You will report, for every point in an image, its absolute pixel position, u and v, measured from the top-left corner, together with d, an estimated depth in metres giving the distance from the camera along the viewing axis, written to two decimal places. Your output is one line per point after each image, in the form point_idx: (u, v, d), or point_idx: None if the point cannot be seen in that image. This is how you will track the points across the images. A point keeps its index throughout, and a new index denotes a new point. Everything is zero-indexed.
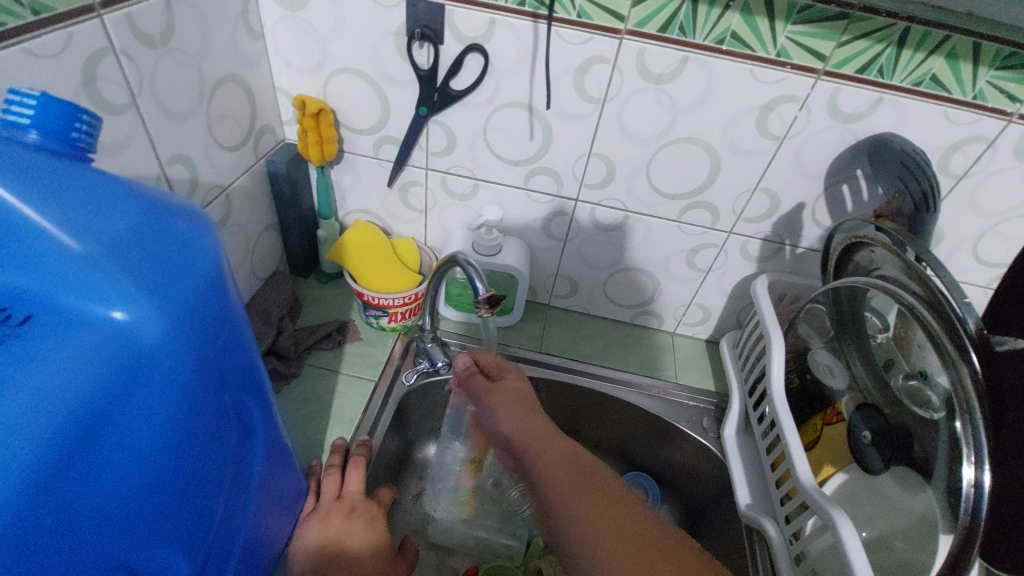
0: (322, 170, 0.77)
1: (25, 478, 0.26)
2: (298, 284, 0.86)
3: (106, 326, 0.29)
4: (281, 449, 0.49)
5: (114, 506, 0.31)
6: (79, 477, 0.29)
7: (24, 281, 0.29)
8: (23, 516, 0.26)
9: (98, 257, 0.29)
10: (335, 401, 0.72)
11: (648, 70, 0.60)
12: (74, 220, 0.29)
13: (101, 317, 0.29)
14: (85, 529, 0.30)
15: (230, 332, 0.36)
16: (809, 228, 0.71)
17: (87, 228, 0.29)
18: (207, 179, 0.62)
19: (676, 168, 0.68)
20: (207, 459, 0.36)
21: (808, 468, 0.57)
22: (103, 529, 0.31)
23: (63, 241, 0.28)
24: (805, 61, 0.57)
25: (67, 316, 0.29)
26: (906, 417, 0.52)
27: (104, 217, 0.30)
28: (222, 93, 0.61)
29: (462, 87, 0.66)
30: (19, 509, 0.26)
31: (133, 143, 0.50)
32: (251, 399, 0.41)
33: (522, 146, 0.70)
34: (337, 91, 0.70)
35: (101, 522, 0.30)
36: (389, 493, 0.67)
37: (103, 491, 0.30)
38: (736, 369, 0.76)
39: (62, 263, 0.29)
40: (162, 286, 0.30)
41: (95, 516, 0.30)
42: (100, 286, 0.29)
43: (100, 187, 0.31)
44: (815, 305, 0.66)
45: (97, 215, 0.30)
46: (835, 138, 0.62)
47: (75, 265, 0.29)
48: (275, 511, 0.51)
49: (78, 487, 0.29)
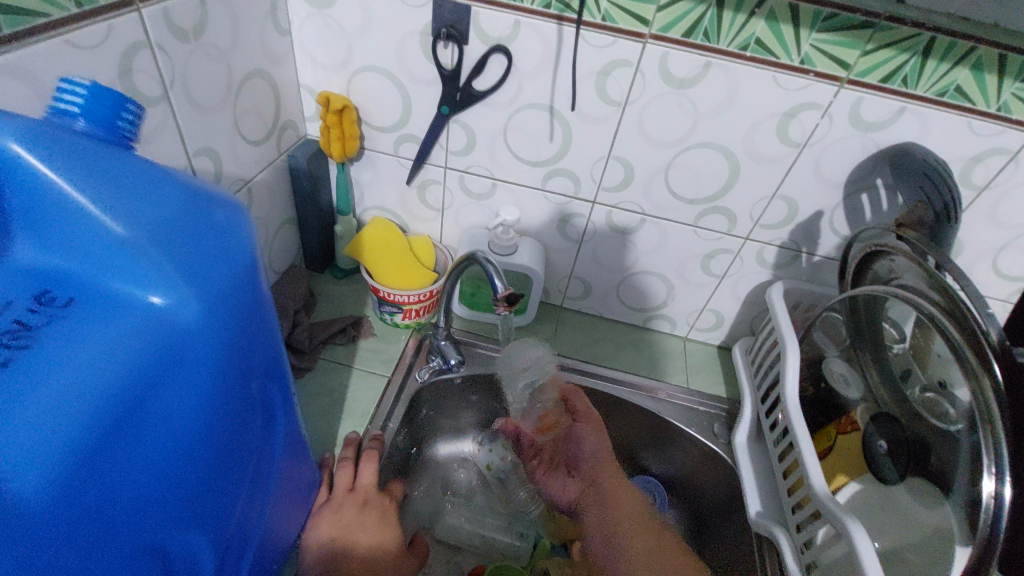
0: (343, 166, 0.78)
1: (68, 454, 0.27)
2: (314, 278, 0.87)
3: (146, 309, 0.30)
4: (299, 439, 0.50)
5: (148, 485, 0.32)
6: (117, 456, 0.29)
7: (72, 262, 0.30)
8: (66, 490, 0.27)
9: (140, 240, 0.30)
10: (348, 395, 0.72)
11: (671, 74, 0.61)
12: (116, 204, 0.30)
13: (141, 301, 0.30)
14: (119, 508, 0.30)
15: (260, 321, 0.36)
16: (827, 236, 0.70)
17: (130, 213, 0.30)
18: (231, 172, 0.63)
19: (696, 173, 0.68)
20: (233, 443, 0.37)
21: (821, 477, 0.57)
22: (137, 508, 0.31)
23: (107, 225, 0.29)
24: (830, 69, 0.57)
25: (108, 298, 0.30)
26: (924, 430, 0.53)
27: (145, 203, 0.30)
28: (248, 88, 0.62)
29: (484, 87, 0.67)
30: (63, 484, 0.27)
31: (164, 134, 0.51)
32: (275, 387, 0.42)
33: (541, 147, 0.70)
34: (361, 88, 0.71)
35: (136, 501, 0.31)
36: (399, 489, 0.67)
37: (137, 471, 0.31)
38: (748, 375, 0.77)
39: (108, 247, 0.30)
40: (199, 271, 0.31)
41: (129, 495, 0.31)
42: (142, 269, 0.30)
43: (142, 173, 0.31)
44: (830, 313, 0.66)
45: (138, 200, 0.30)
46: (856, 146, 0.62)
47: (117, 248, 0.29)
48: (290, 501, 0.52)
49: (116, 465, 0.30)
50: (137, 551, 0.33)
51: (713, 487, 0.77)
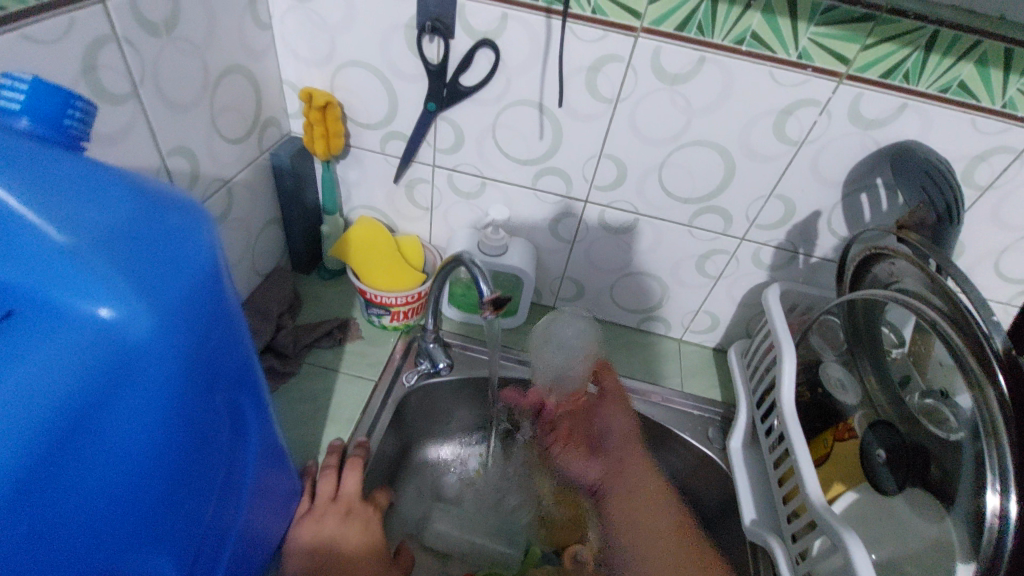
0: (328, 164, 0.75)
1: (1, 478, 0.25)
2: (300, 279, 0.85)
3: (90, 323, 0.28)
4: (276, 448, 0.48)
5: (95, 505, 0.30)
6: (59, 477, 0.28)
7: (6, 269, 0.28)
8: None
9: (84, 249, 0.27)
10: (333, 401, 0.70)
11: (664, 69, 0.58)
12: (58, 208, 0.27)
13: (85, 313, 0.27)
14: (62, 530, 0.29)
15: (224, 330, 0.34)
16: (825, 237, 0.68)
17: (72, 219, 0.27)
18: (209, 171, 0.60)
19: (690, 172, 0.66)
20: (196, 459, 0.35)
21: (817, 485, 0.56)
22: (82, 528, 0.30)
23: (45, 231, 0.27)
24: (828, 64, 0.55)
25: (49, 309, 0.28)
26: (924, 438, 0.51)
27: (90, 207, 0.28)
28: (226, 84, 0.60)
29: (472, 83, 0.65)
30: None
31: (134, 133, 0.49)
32: (246, 398, 0.40)
33: (531, 145, 0.68)
34: (345, 84, 0.68)
35: (81, 521, 0.30)
36: (386, 496, 0.66)
37: (83, 491, 0.29)
38: (743, 378, 0.75)
39: (47, 256, 0.27)
40: (150, 282, 0.29)
41: (74, 516, 0.29)
42: (85, 278, 0.27)
43: (91, 174, 0.29)
44: (828, 316, 0.64)
45: (84, 204, 0.28)
46: (855, 144, 0.60)
47: (56, 255, 0.27)
48: (268, 508, 0.50)
49: (58, 486, 0.28)
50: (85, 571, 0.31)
51: (707, 493, 0.75)
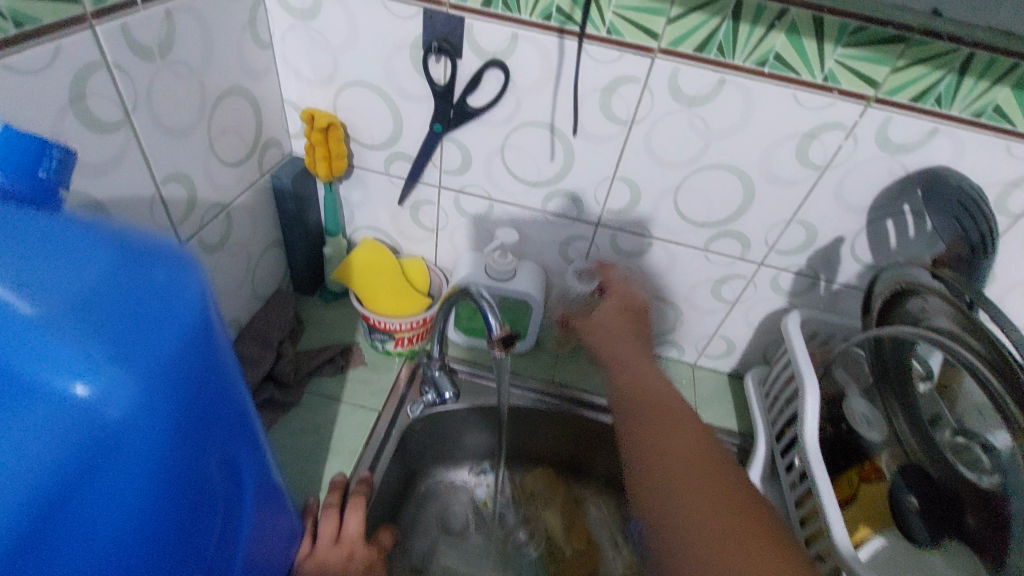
0: (331, 185, 0.73)
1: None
2: (302, 302, 0.82)
3: (66, 399, 0.25)
4: (273, 497, 0.45)
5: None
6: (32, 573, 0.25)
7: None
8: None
9: (56, 319, 0.25)
10: (335, 432, 0.68)
11: (681, 91, 0.56)
12: (27, 273, 0.25)
13: (60, 389, 0.25)
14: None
15: (214, 388, 0.32)
16: (848, 264, 0.65)
17: (42, 286, 0.25)
18: (207, 197, 0.58)
19: (707, 196, 0.64)
20: (189, 528, 0.32)
21: (843, 530, 0.52)
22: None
23: (13, 301, 0.24)
24: (856, 87, 0.52)
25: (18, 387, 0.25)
26: (958, 484, 0.49)
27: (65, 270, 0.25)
28: (225, 106, 0.58)
29: (480, 104, 0.62)
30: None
31: (126, 161, 0.47)
32: (240, 453, 0.37)
33: (541, 166, 0.66)
34: (348, 104, 0.66)
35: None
36: (389, 536, 0.63)
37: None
38: (760, 408, 0.72)
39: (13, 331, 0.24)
40: (132, 348, 0.26)
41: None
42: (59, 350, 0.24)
43: (64, 233, 0.27)
44: (853, 348, 0.61)
45: (58, 266, 0.26)
46: (882, 169, 0.57)
47: (25, 326, 0.24)
48: (268, 562, 0.47)
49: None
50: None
51: None
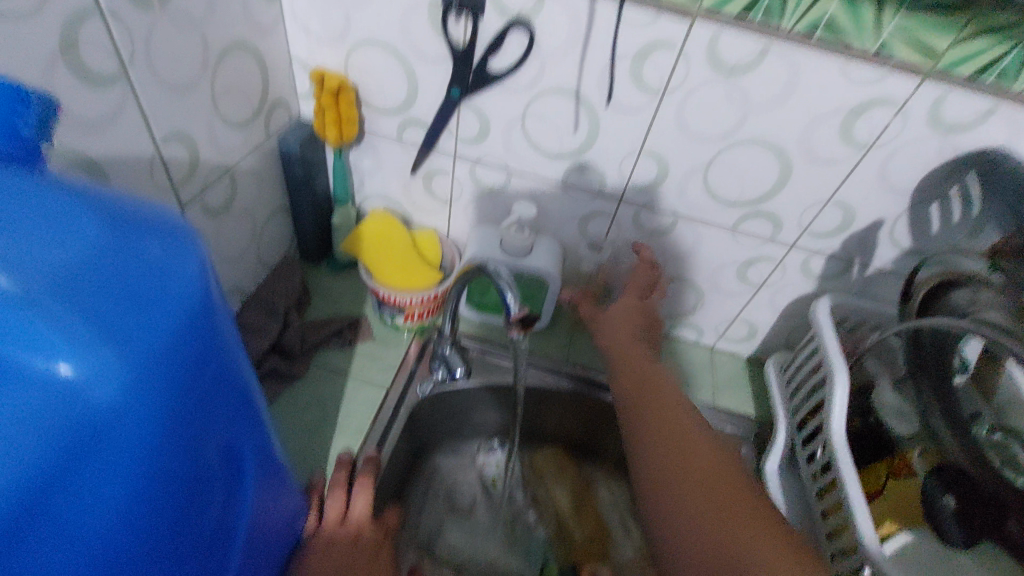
0: (340, 151, 0.69)
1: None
2: (309, 272, 0.80)
3: (48, 384, 0.22)
4: (277, 478, 0.43)
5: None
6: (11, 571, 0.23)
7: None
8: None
9: (34, 293, 0.22)
10: (343, 407, 0.66)
11: (720, 59, 0.52)
12: None
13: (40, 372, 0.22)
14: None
15: (215, 371, 0.29)
16: (885, 248, 0.62)
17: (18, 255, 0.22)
18: (210, 160, 0.55)
19: (740, 173, 0.60)
20: (188, 517, 0.30)
21: (870, 525, 0.51)
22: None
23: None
24: (910, 59, 0.48)
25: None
26: (992, 483, 0.46)
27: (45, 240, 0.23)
28: (230, 63, 0.54)
29: (501, 68, 0.58)
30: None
31: (123, 119, 0.44)
32: (241, 438, 0.35)
33: (563, 137, 0.62)
34: (360, 65, 0.62)
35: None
36: (395, 516, 0.62)
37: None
38: (781, 395, 0.70)
39: None
40: (122, 328, 0.23)
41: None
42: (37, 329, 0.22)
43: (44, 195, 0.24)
44: (890, 338, 0.57)
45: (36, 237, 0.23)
46: (932, 149, 0.53)
47: None
48: (274, 543, 0.45)
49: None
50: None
51: None
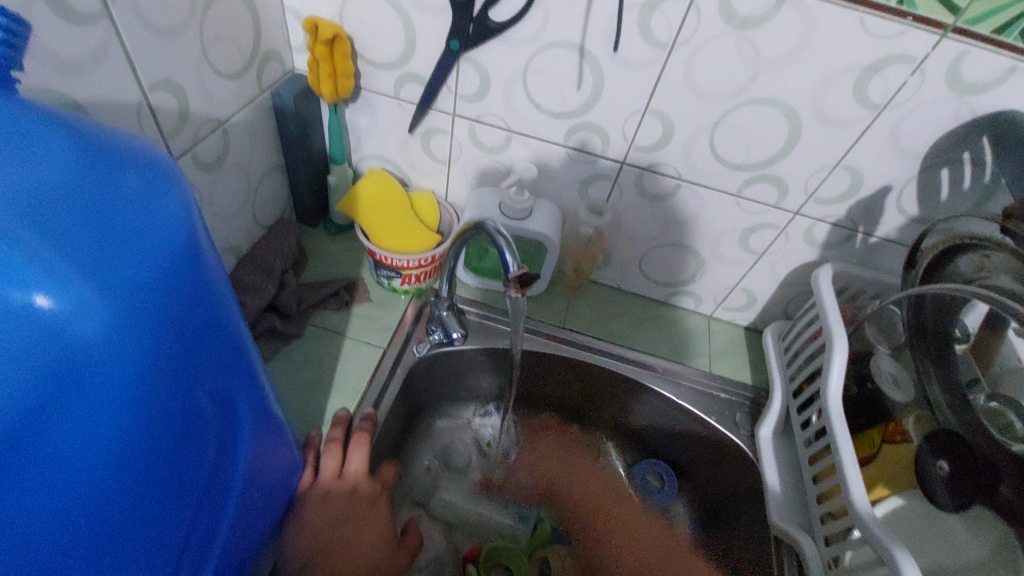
0: (335, 107, 0.67)
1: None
2: (305, 233, 0.78)
3: (25, 318, 0.21)
4: (272, 429, 0.43)
5: (46, 526, 0.25)
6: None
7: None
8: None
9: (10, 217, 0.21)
10: (339, 367, 0.66)
11: (732, 10, 0.49)
12: None
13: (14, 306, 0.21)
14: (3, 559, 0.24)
15: (204, 316, 0.29)
16: (890, 216, 0.61)
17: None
18: (200, 111, 0.53)
19: (747, 134, 0.58)
20: (178, 459, 0.30)
21: (861, 488, 0.51)
22: (30, 556, 0.25)
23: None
24: (933, 12, 0.46)
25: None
26: (990, 449, 0.47)
27: (19, 162, 0.22)
28: (218, 8, 0.51)
29: (503, 18, 0.56)
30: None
31: (107, 61, 0.42)
32: (235, 388, 0.35)
33: (566, 95, 0.60)
34: (356, 14, 0.59)
35: (31, 546, 0.25)
36: (392, 472, 0.62)
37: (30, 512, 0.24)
38: (778, 362, 0.70)
39: None
40: (105, 261, 0.23)
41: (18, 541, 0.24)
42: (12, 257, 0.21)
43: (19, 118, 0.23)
44: (888, 306, 0.57)
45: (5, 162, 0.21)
46: (947, 111, 0.52)
47: None
48: (268, 493, 0.46)
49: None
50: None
51: (733, 486, 0.71)
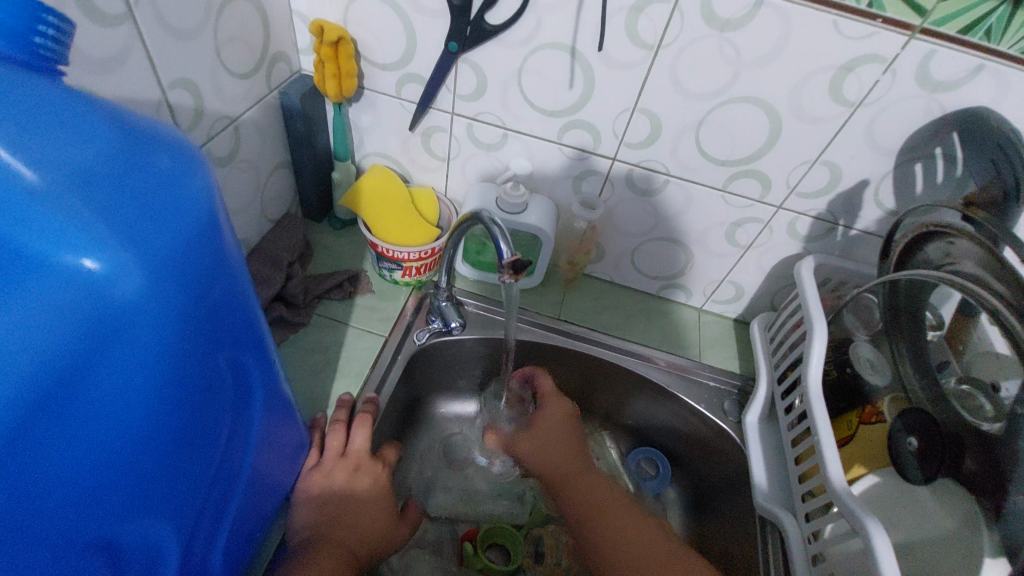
0: (340, 107, 0.71)
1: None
2: (310, 228, 0.82)
3: (73, 277, 0.25)
4: (283, 405, 0.46)
5: (83, 472, 0.28)
6: (40, 448, 0.26)
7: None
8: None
9: (58, 189, 0.24)
10: (343, 354, 0.69)
11: (713, 13, 0.52)
12: (23, 139, 0.24)
13: (67, 265, 0.25)
14: (47, 502, 0.27)
15: (223, 288, 0.32)
16: (868, 210, 0.64)
17: (45, 155, 0.24)
18: (213, 108, 0.56)
19: (731, 131, 0.61)
20: (198, 419, 0.33)
21: (839, 467, 0.54)
22: (70, 499, 0.28)
23: (13, 172, 0.23)
24: (901, 14, 0.49)
25: (20, 260, 0.24)
26: (959, 426, 0.49)
27: (64, 143, 0.25)
28: (231, 12, 0.55)
29: (499, 21, 0.59)
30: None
31: (130, 60, 0.45)
32: (250, 359, 0.38)
33: (559, 94, 0.63)
34: (360, 18, 0.63)
35: (71, 492, 0.28)
36: (393, 453, 0.65)
37: (71, 460, 0.27)
38: (764, 351, 0.72)
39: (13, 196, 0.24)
40: (140, 231, 0.26)
41: (59, 487, 0.27)
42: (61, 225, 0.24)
43: (63, 104, 0.26)
44: (866, 294, 0.60)
45: (54, 142, 0.25)
46: (918, 109, 0.54)
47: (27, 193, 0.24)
48: (278, 463, 0.49)
49: (40, 457, 0.26)
50: (78, 543, 0.29)
51: (721, 471, 0.73)
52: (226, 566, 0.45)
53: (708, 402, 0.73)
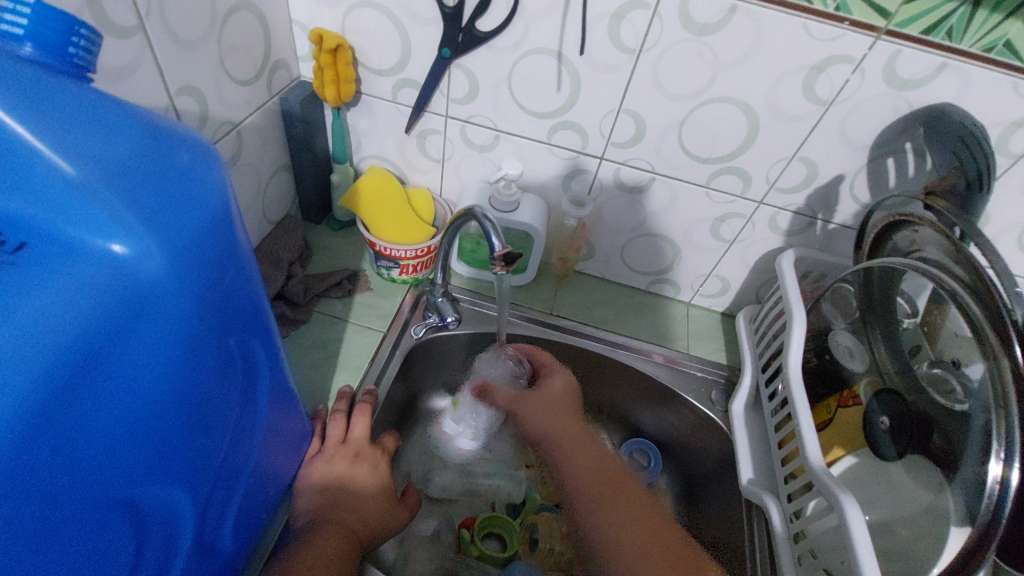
0: (338, 111, 0.74)
1: (14, 418, 0.25)
2: (310, 229, 0.84)
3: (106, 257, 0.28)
4: (288, 392, 0.48)
5: (111, 443, 0.30)
6: (75, 417, 0.28)
7: (12, 203, 0.28)
8: (14, 455, 0.25)
9: (94, 181, 0.27)
10: (343, 349, 0.72)
11: (691, 18, 0.55)
12: (63, 139, 0.27)
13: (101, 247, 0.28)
14: (83, 470, 0.29)
15: (236, 274, 0.34)
16: (845, 203, 0.67)
17: (82, 151, 0.27)
18: (217, 113, 0.59)
19: (710, 130, 0.64)
20: (211, 395, 0.35)
21: (817, 447, 0.56)
22: (100, 468, 0.30)
23: (54, 165, 0.27)
24: (867, 17, 0.52)
25: (62, 245, 0.28)
26: (929, 406, 0.52)
27: (98, 141, 0.28)
28: (234, 22, 0.58)
29: (489, 28, 0.62)
30: (9, 447, 0.25)
31: (141, 69, 0.48)
32: (258, 345, 0.40)
33: (548, 97, 0.66)
34: (356, 26, 0.66)
35: (101, 460, 0.30)
36: (392, 441, 0.68)
37: (102, 430, 0.29)
38: (749, 343, 0.75)
39: (57, 188, 0.27)
40: (164, 219, 0.29)
41: (92, 456, 0.29)
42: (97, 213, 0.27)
43: (96, 106, 0.29)
44: (842, 283, 0.63)
45: (89, 140, 0.28)
46: (887, 107, 0.57)
47: (67, 185, 0.27)
48: (282, 448, 0.51)
49: (75, 426, 0.28)
50: (108, 509, 0.32)
51: (710, 459, 0.76)
52: (235, 543, 0.47)
53: (697, 392, 0.76)
